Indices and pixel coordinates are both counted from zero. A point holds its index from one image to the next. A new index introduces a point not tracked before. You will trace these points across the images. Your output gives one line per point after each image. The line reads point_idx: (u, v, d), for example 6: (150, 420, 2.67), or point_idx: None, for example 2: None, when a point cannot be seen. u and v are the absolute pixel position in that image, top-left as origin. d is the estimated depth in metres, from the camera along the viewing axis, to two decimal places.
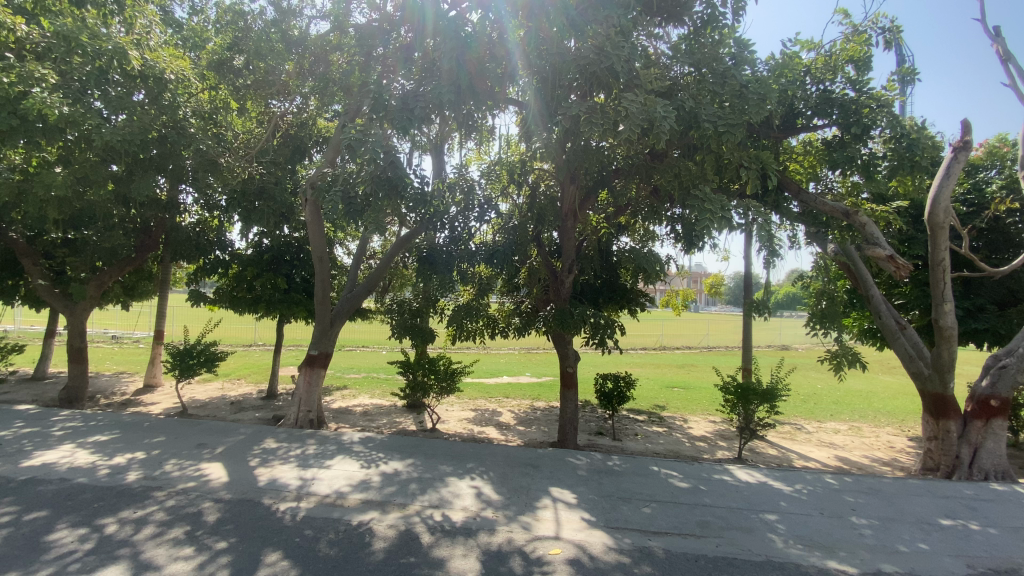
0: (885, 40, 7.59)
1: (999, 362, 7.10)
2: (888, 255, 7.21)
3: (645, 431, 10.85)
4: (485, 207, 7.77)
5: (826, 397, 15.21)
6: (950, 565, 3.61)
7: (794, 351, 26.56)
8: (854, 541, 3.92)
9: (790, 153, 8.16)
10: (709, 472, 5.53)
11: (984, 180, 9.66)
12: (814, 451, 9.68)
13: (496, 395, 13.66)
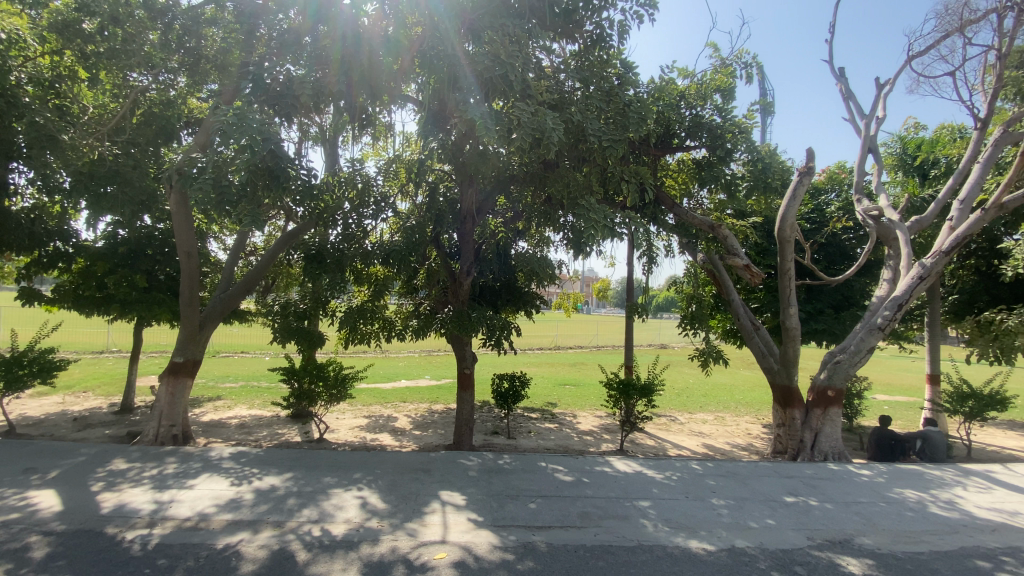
0: (746, 74, 8.62)
1: (834, 357, 8.09)
2: (744, 265, 8.23)
3: (537, 429, 11.23)
4: (382, 203, 7.51)
5: (697, 390, 16.87)
6: (786, 535, 4.17)
7: (671, 349, 29.23)
8: (713, 520, 4.38)
9: (667, 170, 8.99)
10: (592, 465, 5.85)
11: (825, 202, 11.32)
12: (685, 440, 10.69)
13: (392, 400, 13.29)
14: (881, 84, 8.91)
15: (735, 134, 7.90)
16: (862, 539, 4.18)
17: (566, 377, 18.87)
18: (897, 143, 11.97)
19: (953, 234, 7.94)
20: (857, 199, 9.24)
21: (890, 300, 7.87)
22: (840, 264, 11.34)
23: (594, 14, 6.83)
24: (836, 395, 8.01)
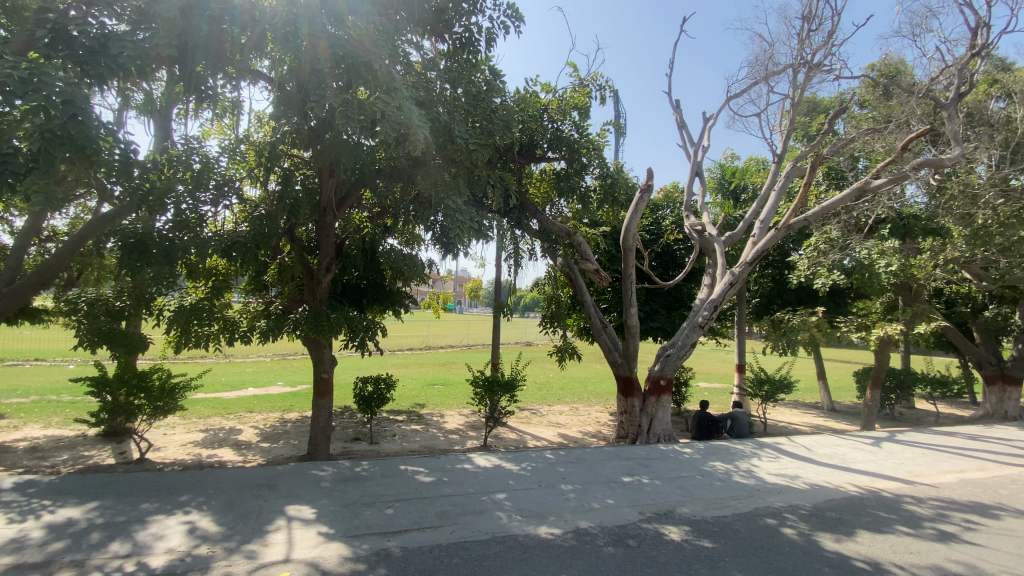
0: (601, 96, 9.45)
1: (666, 350, 9.25)
2: (595, 269, 9.01)
3: (402, 431, 11.01)
4: (224, 189, 6.70)
5: (557, 384, 18.01)
6: (623, 512, 4.65)
7: (535, 347, 30.83)
8: (561, 506, 4.71)
9: (531, 177, 9.47)
10: (453, 463, 5.92)
11: (662, 216, 12.90)
12: (544, 431, 11.35)
13: (236, 411, 11.93)
14: (707, 118, 10.40)
15: (590, 150, 8.62)
16: (683, 508, 4.83)
17: (434, 377, 18.76)
18: (719, 169, 14.11)
19: (756, 248, 9.60)
20: (686, 215, 10.67)
21: (709, 302, 9.22)
22: (673, 271, 13.02)
23: (464, 17, 6.91)
24: (666, 383, 9.19)
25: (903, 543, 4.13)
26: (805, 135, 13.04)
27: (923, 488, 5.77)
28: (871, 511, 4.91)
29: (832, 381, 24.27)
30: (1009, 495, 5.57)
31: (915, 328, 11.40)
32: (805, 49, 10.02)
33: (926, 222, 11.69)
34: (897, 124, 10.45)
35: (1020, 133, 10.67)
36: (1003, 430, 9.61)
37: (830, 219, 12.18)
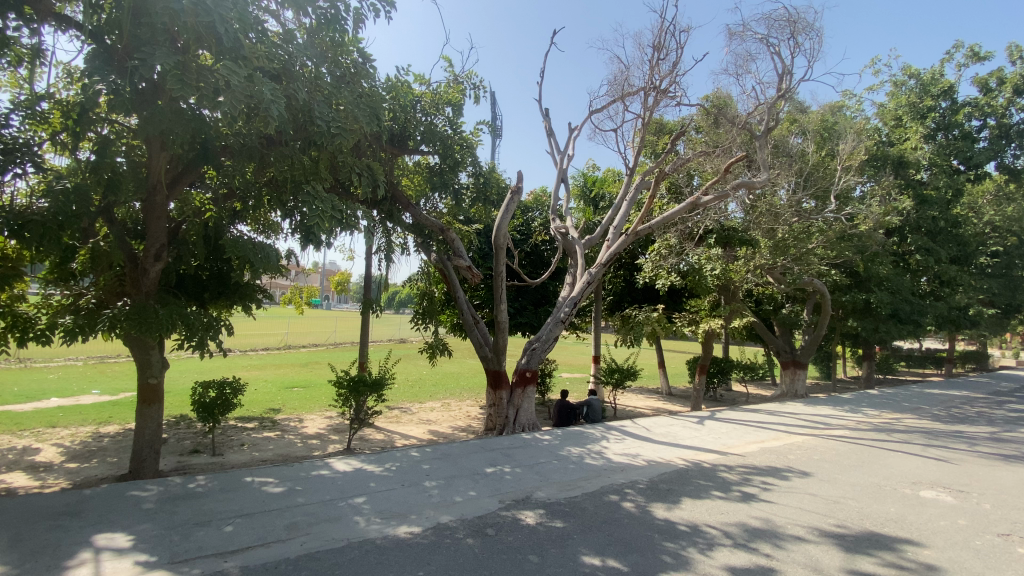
0: (475, 95, 9.55)
1: (533, 344, 9.66)
2: (467, 266, 9.09)
3: (253, 439, 9.97)
4: (17, 155, 5.28)
5: (428, 381, 17.81)
6: (485, 503, 4.75)
7: (407, 344, 30.19)
8: (423, 503, 4.67)
9: (404, 170, 9.24)
10: (309, 470, 5.52)
11: (531, 218, 13.46)
12: (413, 430, 11.15)
13: (31, 427, 9.76)
14: (572, 129, 11.13)
15: (462, 147, 8.64)
16: (541, 494, 5.10)
17: (293, 378, 17.30)
18: (582, 177, 15.17)
19: (611, 250, 10.51)
20: (553, 217, 11.28)
21: (570, 299, 9.88)
22: (540, 270, 13.66)
23: None
24: (532, 375, 9.63)
25: (716, 506, 4.84)
26: (653, 152, 14.61)
27: (734, 457, 6.84)
28: (695, 481, 5.68)
29: (672, 370, 27.58)
30: (793, 458, 6.86)
31: (732, 323, 13.51)
32: (655, 75, 11.22)
33: (740, 234, 13.66)
34: (722, 149, 12.23)
35: (808, 165, 13.16)
36: (792, 406, 11.81)
37: (670, 228, 13.83)
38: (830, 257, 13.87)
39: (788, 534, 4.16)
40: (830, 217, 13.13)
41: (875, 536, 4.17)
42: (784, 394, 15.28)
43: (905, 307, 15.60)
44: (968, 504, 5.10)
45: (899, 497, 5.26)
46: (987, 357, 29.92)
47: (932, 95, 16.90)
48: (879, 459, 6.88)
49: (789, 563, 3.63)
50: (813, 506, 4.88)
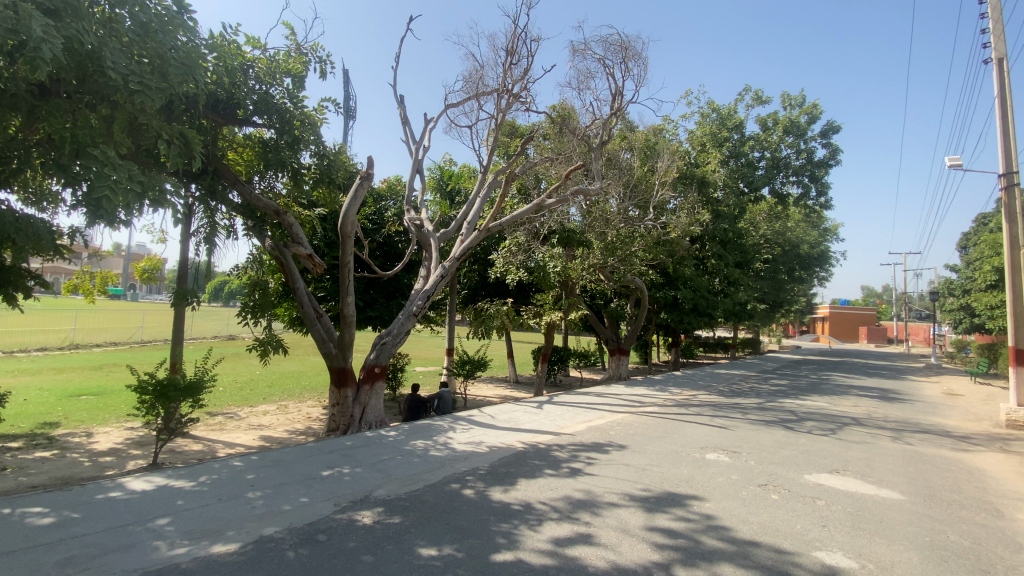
0: (320, 70, 8.85)
1: (382, 339, 9.32)
2: (308, 254, 8.35)
3: (17, 462, 7.95)
4: None
5: (261, 382, 16.09)
6: (318, 508, 4.45)
7: (237, 341, 26.86)
8: (245, 516, 4.20)
9: (231, 141, 8.20)
10: (92, 493, 4.57)
11: (384, 208, 12.96)
12: (241, 436, 9.97)
13: None
14: (428, 120, 10.96)
15: (302, 124, 7.90)
16: (381, 492, 4.94)
17: (79, 385, 14.13)
18: (438, 170, 15.12)
19: (463, 245, 10.64)
20: (406, 208, 11.02)
21: (422, 292, 9.75)
22: (392, 262, 13.24)
23: None
24: (380, 370, 9.31)
25: (547, 483, 5.25)
26: (505, 153, 15.16)
27: (566, 436, 7.48)
28: (530, 462, 6.07)
29: (518, 360, 29.08)
30: (615, 434, 7.76)
31: (570, 316, 14.74)
32: (507, 79, 11.62)
33: (579, 235, 14.88)
34: (565, 156, 13.22)
35: (634, 177, 14.92)
36: (617, 388, 13.36)
37: (518, 226, 14.52)
38: (648, 259, 15.96)
39: (604, 502, 4.68)
40: (649, 224, 15.10)
41: (671, 495, 4.92)
42: (611, 377, 17.05)
43: (703, 302, 18.69)
44: (737, 461, 6.32)
45: (690, 460, 6.29)
46: (758, 342, 37.43)
47: (728, 128, 20.40)
48: (678, 430, 8.15)
49: (604, 527, 4.09)
50: (626, 474, 5.57)
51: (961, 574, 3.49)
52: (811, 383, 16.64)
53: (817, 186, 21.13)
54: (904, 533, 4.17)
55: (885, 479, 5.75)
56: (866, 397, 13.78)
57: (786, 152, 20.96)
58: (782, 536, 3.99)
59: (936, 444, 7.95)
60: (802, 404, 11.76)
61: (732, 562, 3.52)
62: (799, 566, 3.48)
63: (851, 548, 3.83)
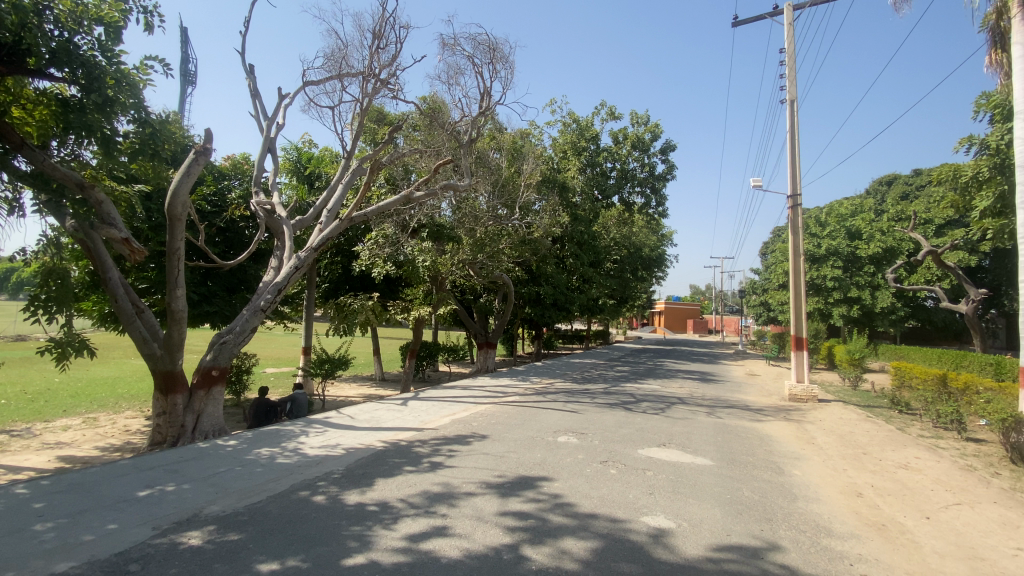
0: (144, 22, 7.55)
1: (221, 338, 8.29)
2: (123, 239, 6.92)
3: None
4: None
5: (62, 391, 13.25)
6: (133, 534, 3.82)
7: (25, 343, 21.71)
8: (28, 554, 3.43)
9: (15, 94, 6.63)
10: None
11: (226, 187, 11.53)
12: (29, 458, 8.11)
13: None
14: (283, 94, 9.71)
15: (117, 84, 6.61)
16: (216, 509, 4.40)
17: None
18: (294, 151, 13.91)
19: (321, 234, 9.89)
20: (255, 191, 9.91)
21: (272, 285, 8.86)
22: (235, 250, 11.84)
23: None
24: (219, 374, 8.28)
25: (405, 480, 5.17)
26: (372, 140, 14.64)
27: (428, 431, 7.46)
28: (389, 460, 5.92)
29: (383, 356, 28.14)
30: (477, 425, 7.94)
31: (438, 311, 14.66)
32: (373, 63, 11.10)
33: (449, 231, 14.69)
34: (433, 150, 13.07)
35: (502, 177, 15.36)
36: (482, 381, 13.68)
37: (384, 218, 13.99)
38: (515, 256, 16.60)
39: (462, 492, 4.77)
40: (516, 222, 15.67)
41: (524, 479, 5.19)
42: (479, 370, 17.36)
43: (562, 297, 19.99)
44: (585, 441, 6.91)
45: (544, 444, 6.70)
46: (608, 334, 41.26)
47: (586, 138, 22.02)
48: (535, 417, 8.63)
49: (459, 518, 4.16)
50: (485, 463, 5.74)
51: (749, 522, 4.26)
52: (650, 369, 18.85)
53: (656, 197, 23.91)
54: (711, 493, 4.95)
55: (701, 449, 6.76)
56: (691, 379, 16.04)
57: (633, 165, 23.34)
58: (617, 506, 4.47)
59: (740, 417, 9.56)
60: (642, 387, 13.27)
61: (574, 534, 3.84)
62: (630, 531, 3.92)
63: (671, 510, 4.44)
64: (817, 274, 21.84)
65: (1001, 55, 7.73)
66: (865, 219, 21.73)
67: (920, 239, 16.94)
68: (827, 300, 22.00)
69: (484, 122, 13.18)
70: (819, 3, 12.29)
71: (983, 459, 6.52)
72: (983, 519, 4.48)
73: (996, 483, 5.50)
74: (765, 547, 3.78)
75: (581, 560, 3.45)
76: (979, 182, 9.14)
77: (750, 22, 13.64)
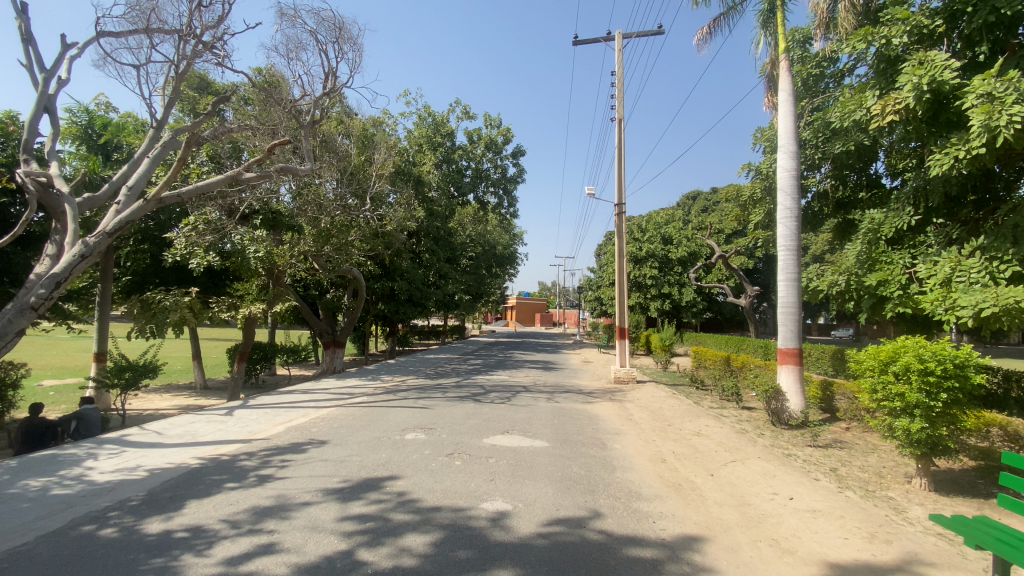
0: None
1: None
2: None
3: None
4: None
5: None
6: None
7: None
8: None
9: None
10: None
11: None
12: None
13: None
14: (67, 44, 7.87)
15: None
16: None
17: None
18: (83, 114, 11.42)
19: (117, 218, 8.19)
20: (21, 158, 7.82)
21: (48, 277, 7.09)
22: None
23: None
24: None
25: (226, 498, 4.57)
26: (192, 111, 12.66)
27: (259, 442, 6.72)
28: (207, 478, 5.18)
29: (207, 361, 24.57)
30: (316, 430, 7.40)
31: (273, 308, 13.22)
32: (193, 21, 9.54)
33: (287, 219, 13.18)
34: (268, 128, 11.67)
35: (352, 164, 14.44)
36: (325, 382, 12.79)
37: (203, 201, 12.14)
38: (365, 250, 15.84)
39: (294, 503, 4.38)
40: (366, 214, 14.94)
41: (366, 481, 4.98)
42: (324, 371, 16.15)
43: (417, 293, 19.65)
44: (432, 437, 6.89)
45: (390, 444, 6.52)
46: (462, 330, 41.86)
47: (441, 133, 21.98)
48: (382, 417, 8.35)
49: (290, 531, 3.82)
50: (323, 470, 5.36)
51: (576, 495, 4.68)
52: (500, 361, 19.60)
53: (508, 198, 24.87)
54: (546, 473, 5.33)
55: (541, 433, 7.24)
56: (536, 368, 17.11)
57: (486, 165, 23.92)
58: (459, 496, 4.55)
59: (576, 401, 10.47)
60: (491, 379, 13.73)
61: (415, 530, 3.80)
62: (470, 518, 4.03)
63: (510, 493, 4.67)
64: (639, 273, 25.03)
65: (771, 100, 9.66)
66: (676, 226, 25.45)
67: (714, 245, 20.40)
68: (647, 295, 25.66)
69: (329, 105, 12.26)
70: (644, 37, 14.01)
71: (752, 423, 8.13)
72: (750, 471, 5.58)
73: (760, 441, 6.90)
74: (589, 516, 4.19)
75: (421, 555, 3.43)
76: (754, 201, 11.33)
77: (588, 43, 14.95)
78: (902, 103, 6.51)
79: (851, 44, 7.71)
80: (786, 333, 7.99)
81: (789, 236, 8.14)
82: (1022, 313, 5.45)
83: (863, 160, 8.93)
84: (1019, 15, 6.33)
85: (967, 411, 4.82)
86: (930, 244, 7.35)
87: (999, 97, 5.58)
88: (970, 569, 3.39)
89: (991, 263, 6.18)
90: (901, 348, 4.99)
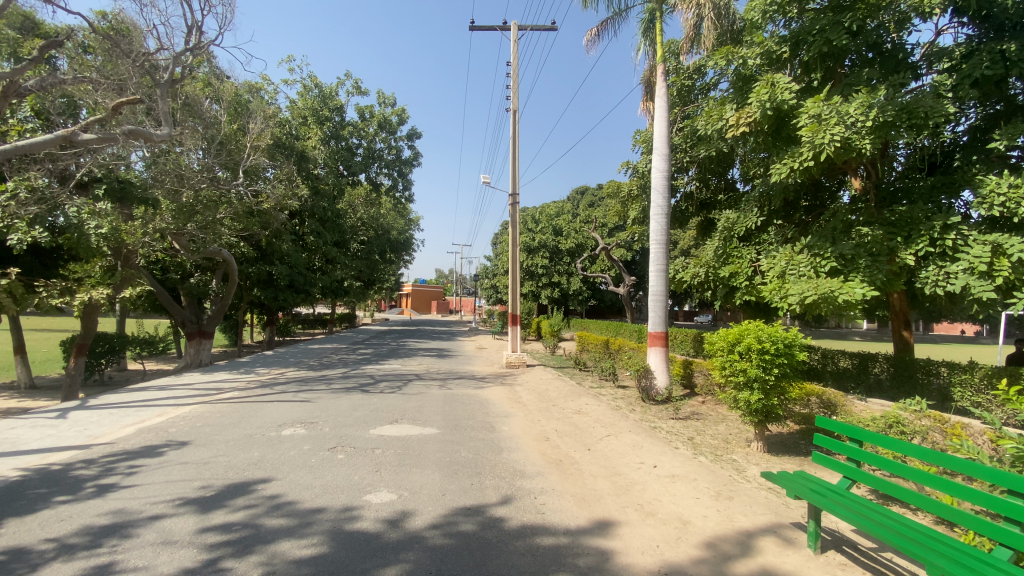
0: None
1: None
2: None
3: None
4: None
5: None
6: None
7: None
8: None
9: None
10: None
11: None
12: None
13: None
14: None
15: None
16: None
17: None
18: None
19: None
20: None
21: None
22: None
23: None
24: None
25: (55, 514, 3.91)
26: (12, 55, 10.23)
27: (100, 447, 5.84)
28: (28, 492, 4.37)
29: (35, 355, 20.66)
30: (174, 430, 6.60)
31: (122, 293, 11.53)
32: None
33: (140, 191, 12.14)
34: (113, 82, 9.91)
35: (221, 133, 12.91)
36: (188, 377, 11.43)
37: (25, 163, 10.11)
38: (238, 229, 14.41)
39: (147, 516, 3.88)
40: (239, 190, 13.53)
41: (235, 484, 4.56)
42: (187, 366, 14.33)
43: (299, 279, 18.32)
44: (313, 431, 6.50)
45: (264, 441, 6.03)
46: (354, 317, 39.97)
47: (329, 108, 20.21)
48: (257, 412, 7.70)
49: (137, 547, 3.38)
50: (181, 475, 4.81)
51: (462, 478, 4.76)
52: (392, 349, 19.11)
53: (403, 181, 24.03)
54: (433, 459, 5.33)
55: (430, 420, 7.20)
56: (429, 356, 16.98)
57: (380, 145, 22.87)
58: (339, 492, 4.37)
59: (467, 387, 10.56)
60: (381, 368, 13.32)
61: (291, 535, 3.57)
62: (352, 516, 3.88)
63: (394, 483, 4.59)
64: (531, 262, 25.89)
65: (649, 104, 10.45)
66: (566, 219, 26.65)
67: (599, 238, 21.58)
68: (538, 284, 26.80)
69: (193, 63, 10.80)
70: (539, 31, 14.32)
71: (626, 401, 8.86)
72: (621, 443, 6.09)
73: (632, 416, 7.52)
74: (476, 500, 4.26)
75: (296, 560, 3.24)
76: (632, 197, 12.21)
77: (485, 31, 14.91)
78: (753, 118, 7.42)
79: (717, 60, 8.60)
80: (655, 319, 8.77)
81: (660, 231, 8.89)
82: (834, 300, 6.54)
83: (722, 165, 10.06)
84: (843, 50, 7.48)
85: (792, 383, 5.71)
86: (771, 242, 8.52)
87: (824, 118, 6.58)
88: (791, 516, 4.04)
89: (815, 259, 7.35)
90: (744, 331, 5.75)
